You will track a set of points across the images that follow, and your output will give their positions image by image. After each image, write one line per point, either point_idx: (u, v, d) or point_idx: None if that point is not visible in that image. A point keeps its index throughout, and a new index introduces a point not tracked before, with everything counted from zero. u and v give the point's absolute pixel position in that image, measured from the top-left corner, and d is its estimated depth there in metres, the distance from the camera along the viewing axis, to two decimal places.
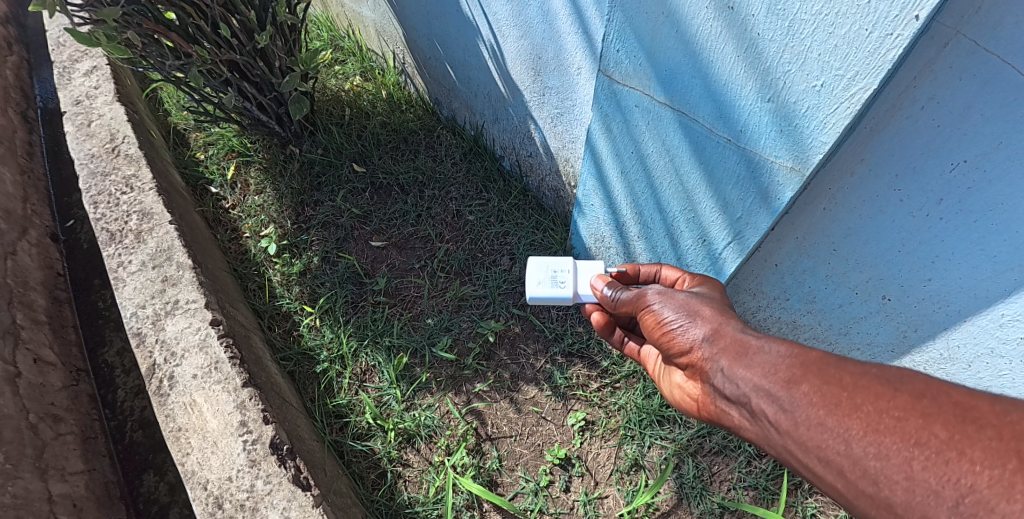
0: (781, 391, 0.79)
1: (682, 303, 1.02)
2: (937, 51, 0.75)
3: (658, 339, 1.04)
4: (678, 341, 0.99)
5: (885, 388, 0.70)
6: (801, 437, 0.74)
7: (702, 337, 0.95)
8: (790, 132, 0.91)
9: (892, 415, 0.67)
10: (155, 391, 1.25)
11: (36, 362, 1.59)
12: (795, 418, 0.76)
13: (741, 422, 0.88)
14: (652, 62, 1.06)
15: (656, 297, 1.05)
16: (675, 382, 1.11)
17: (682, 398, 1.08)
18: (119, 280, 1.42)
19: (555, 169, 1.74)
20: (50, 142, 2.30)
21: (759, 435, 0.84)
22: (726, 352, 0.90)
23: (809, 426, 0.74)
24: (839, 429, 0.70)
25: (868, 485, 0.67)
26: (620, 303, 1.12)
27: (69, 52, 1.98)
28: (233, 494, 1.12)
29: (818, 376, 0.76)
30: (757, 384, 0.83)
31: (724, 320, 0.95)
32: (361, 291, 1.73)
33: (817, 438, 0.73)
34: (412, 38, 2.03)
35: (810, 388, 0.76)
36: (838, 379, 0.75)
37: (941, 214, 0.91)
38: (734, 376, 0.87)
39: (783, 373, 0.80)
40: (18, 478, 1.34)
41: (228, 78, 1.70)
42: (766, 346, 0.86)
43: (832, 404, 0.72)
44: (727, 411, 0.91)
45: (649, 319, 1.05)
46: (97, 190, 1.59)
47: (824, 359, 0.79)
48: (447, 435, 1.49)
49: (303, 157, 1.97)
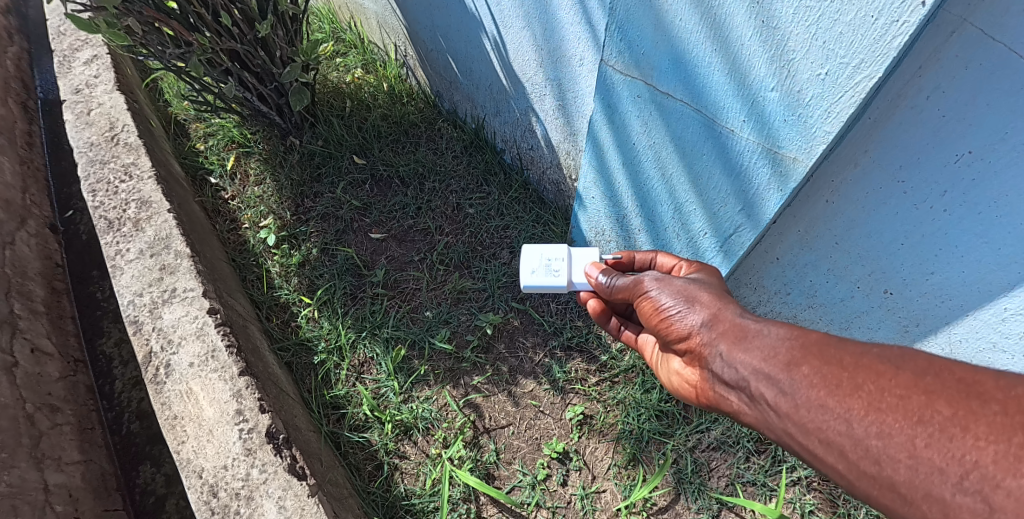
0: (781, 374, 0.78)
1: (680, 289, 1.01)
2: (944, 40, 0.74)
3: (656, 325, 1.04)
4: (676, 327, 0.99)
5: (887, 367, 0.70)
6: (802, 419, 0.74)
7: (700, 322, 0.95)
8: (794, 122, 0.90)
9: (894, 394, 0.67)
10: (152, 378, 1.24)
11: (33, 351, 1.58)
12: (796, 400, 0.75)
13: (740, 407, 0.88)
14: (654, 52, 1.05)
15: (653, 284, 1.04)
16: (672, 369, 1.11)
17: (680, 384, 1.08)
18: (117, 267, 1.41)
19: (556, 162, 1.73)
20: (50, 132, 2.29)
21: (759, 420, 0.84)
22: (724, 337, 0.89)
23: (810, 407, 0.73)
24: (840, 410, 0.70)
25: (870, 466, 0.66)
26: (615, 289, 1.12)
27: (69, 41, 1.97)
28: (228, 482, 1.11)
29: (818, 358, 0.76)
30: (756, 368, 0.82)
31: (722, 305, 0.94)
32: (360, 282, 1.72)
33: (817, 420, 0.72)
34: (413, 30, 2.02)
35: (811, 370, 0.75)
36: (838, 359, 0.74)
37: (944, 207, 0.90)
38: (733, 361, 0.86)
39: (783, 355, 0.80)
40: (13, 467, 1.33)
41: (229, 67, 1.69)
42: (765, 330, 0.85)
43: (832, 385, 0.72)
44: (726, 396, 0.91)
45: (646, 305, 1.05)
46: (97, 178, 1.58)
47: (825, 340, 0.79)
48: (445, 428, 1.48)
49: (303, 148, 1.96)
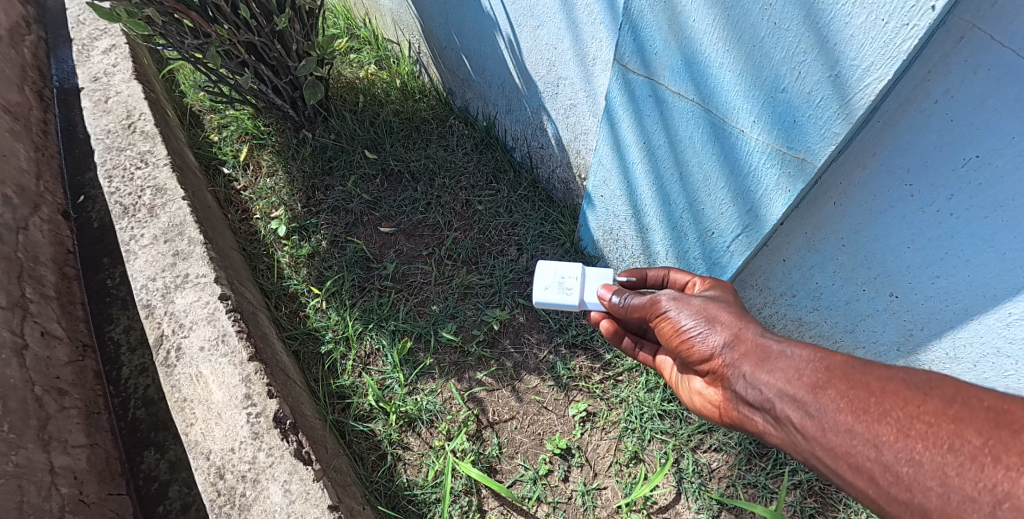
0: (808, 396, 0.81)
1: (699, 309, 1.03)
2: (952, 46, 0.76)
3: (676, 345, 1.06)
4: (698, 349, 1.01)
5: (914, 394, 0.72)
6: (830, 443, 0.77)
7: (721, 343, 0.97)
8: (803, 123, 0.91)
9: (922, 420, 0.69)
10: (162, 362, 1.26)
11: (42, 334, 1.60)
12: (823, 423, 0.78)
13: (765, 427, 0.91)
14: (668, 52, 1.06)
15: (671, 304, 1.05)
16: (694, 388, 1.12)
17: (702, 404, 1.10)
18: (131, 252, 1.43)
19: (566, 161, 1.74)
20: (65, 121, 2.32)
21: (785, 441, 0.86)
22: (747, 358, 0.93)
23: (838, 432, 0.76)
24: (868, 435, 0.73)
25: (901, 492, 0.69)
26: (631, 309, 1.13)
27: (88, 30, 2.00)
28: (235, 465, 1.13)
29: (843, 381, 0.79)
30: (781, 390, 0.85)
31: (743, 325, 0.97)
32: (368, 275, 1.74)
33: (846, 444, 0.75)
34: (428, 28, 2.05)
35: (837, 393, 0.78)
36: (864, 383, 0.77)
37: (951, 210, 0.91)
38: (757, 382, 0.90)
39: (808, 378, 0.83)
40: (21, 448, 1.35)
41: (245, 59, 1.71)
42: (788, 351, 0.88)
43: (859, 410, 0.75)
44: (750, 416, 0.94)
45: (664, 326, 1.06)
46: (112, 164, 1.61)
47: (849, 363, 0.82)
48: (448, 420, 1.49)
49: (315, 141, 1.98)
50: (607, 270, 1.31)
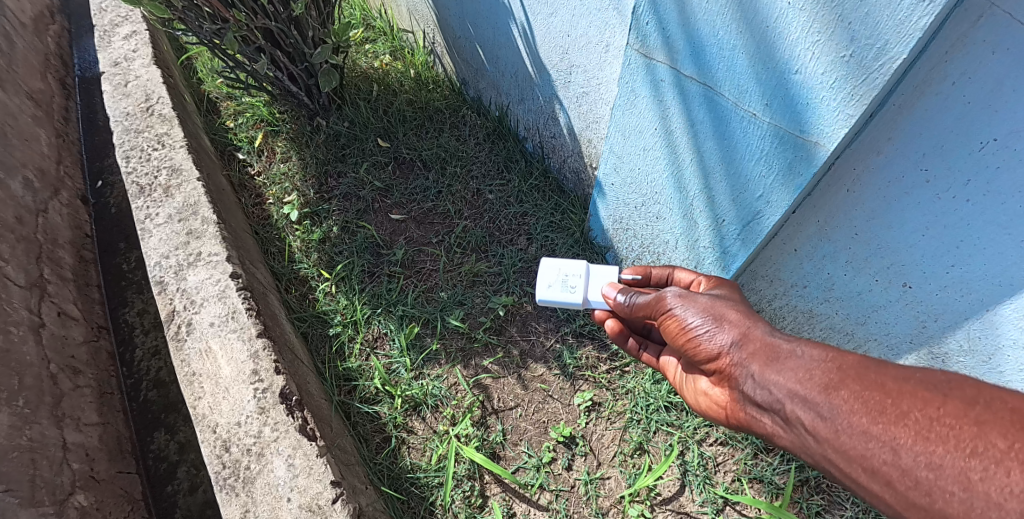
0: (819, 397, 0.80)
1: (706, 307, 1.02)
2: (971, 25, 0.74)
3: (682, 344, 1.05)
4: (704, 348, 1.00)
5: (933, 395, 0.71)
6: (844, 446, 0.76)
7: (729, 342, 0.96)
8: (816, 106, 0.90)
9: (943, 422, 0.68)
10: (173, 336, 1.28)
11: (59, 315, 1.63)
12: (835, 425, 0.77)
13: (774, 429, 0.90)
14: (680, 36, 1.06)
15: (676, 301, 1.04)
16: (699, 389, 1.11)
17: (709, 405, 1.09)
18: (146, 231, 1.45)
19: (577, 150, 1.74)
20: (85, 108, 2.37)
21: (794, 442, 0.85)
22: (755, 358, 0.92)
23: (851, 433, 0.75)
24: (885, 437, 0.72)
25: (920, 497, 0.67)
26: (637, 307, 1.12)
27: (110, 17, 2.03)
28: (240, 438, 1.14)
29: (857, 382, 0.78)
30: (792, 390, 0.84)
31: (751, 324, 0.96)
32: (378, 260, 1.75)
33: (861, 447, 0.73)
34: (444, 19, 2.06)
35: (850, 394, 0.77)
36: (879, 384, 0.76)
37: (968, 196, 0.89)
38: (766, 382, 0.89)
39: (819, 378, 0.82)
40: (35, 423, 1.37)
41: (262, 45, 1.73)
42: (798, 351, 0.88)
43: (874, 412, 0.74)
44: (758, 418, 0.93)
45: (671, 324, 1.05)
46: (131, 145, 1.63)
47: (862, 363, 0.80)
48: (453, 406, 1.50)
49: (329, 128, 2.00)
50: (611, 268, 1.30)
